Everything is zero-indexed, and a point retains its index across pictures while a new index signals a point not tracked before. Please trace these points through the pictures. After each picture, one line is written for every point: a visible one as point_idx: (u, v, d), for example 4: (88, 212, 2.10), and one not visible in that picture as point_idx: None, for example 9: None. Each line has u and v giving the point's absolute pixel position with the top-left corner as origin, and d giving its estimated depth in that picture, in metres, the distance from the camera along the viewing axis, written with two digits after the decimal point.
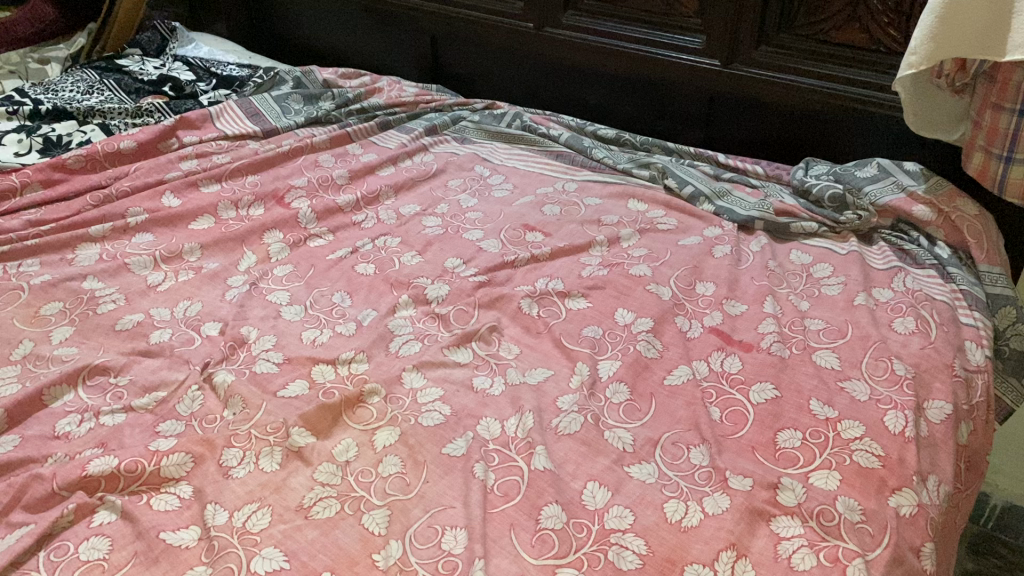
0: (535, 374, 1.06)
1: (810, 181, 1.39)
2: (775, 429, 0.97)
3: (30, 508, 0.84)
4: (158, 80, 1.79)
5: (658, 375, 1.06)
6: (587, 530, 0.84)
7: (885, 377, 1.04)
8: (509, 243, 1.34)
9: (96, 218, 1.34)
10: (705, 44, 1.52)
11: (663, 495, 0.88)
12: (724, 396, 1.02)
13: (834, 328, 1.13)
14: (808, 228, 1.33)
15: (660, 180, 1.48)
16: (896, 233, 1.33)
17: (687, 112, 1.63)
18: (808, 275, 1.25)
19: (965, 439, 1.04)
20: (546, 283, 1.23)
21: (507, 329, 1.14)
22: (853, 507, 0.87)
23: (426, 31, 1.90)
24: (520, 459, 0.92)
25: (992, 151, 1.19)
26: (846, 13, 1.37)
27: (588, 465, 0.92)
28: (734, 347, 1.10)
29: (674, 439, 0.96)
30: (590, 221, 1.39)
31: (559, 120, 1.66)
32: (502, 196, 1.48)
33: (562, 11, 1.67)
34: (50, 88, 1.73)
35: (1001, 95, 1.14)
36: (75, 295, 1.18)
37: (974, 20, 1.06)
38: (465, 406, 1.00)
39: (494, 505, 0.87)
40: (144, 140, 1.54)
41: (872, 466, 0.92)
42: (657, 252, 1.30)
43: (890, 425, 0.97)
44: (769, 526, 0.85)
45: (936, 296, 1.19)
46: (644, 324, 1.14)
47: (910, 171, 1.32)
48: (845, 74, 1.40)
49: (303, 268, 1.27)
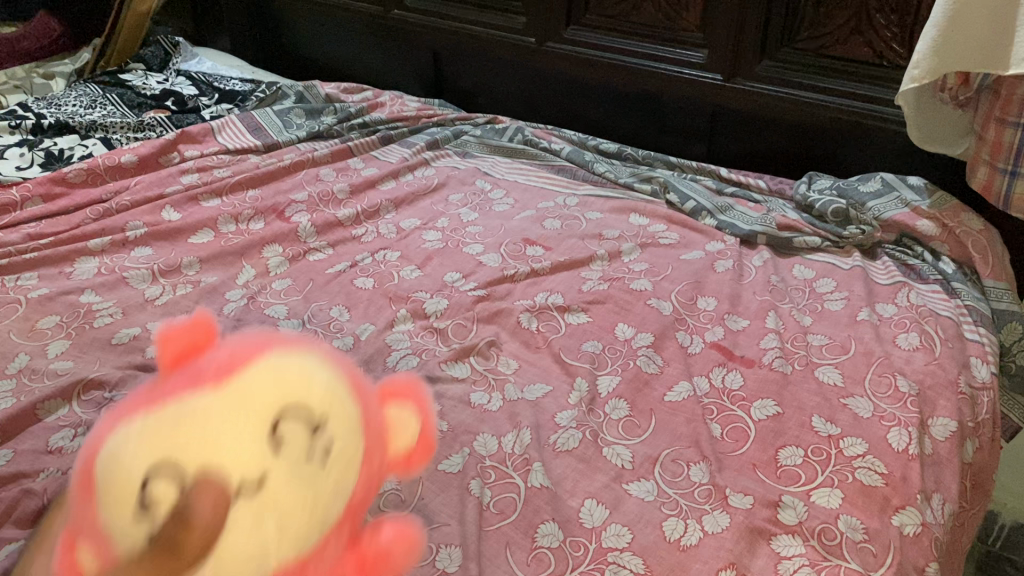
0: (533, 390, 1.05)
1: (813, 196, 1.38)
2: (776, 447, 0.95)
3: (21, 523, 0.84)
4: (161, 95, 1.80)
5: (658, 391, 1.04)
6: (584, 548, 0.83)
7: (889, 394, 1.02)
8: (508, 257, 1.33)
9: (96, 232, 1.34)
10: (707, 59, 1.52)
11: (662, 513, 0.87)
12: (725, 413, 1.01)
13: (837, 343, 1.12)
14: (811, 242, 1.32)
15: (662, 195, 1.47)
16: (900, 248, 1.31)
17: (689, 126, 1.62)
18: (812, 290, 1.24)
19: (971, 456, 1.02)
20: (546, 297, 1.22)
21: (506, 344, 1.13)
22: (855, 526, 0.86)
23: (429, 46, 1.89)
24: (518, 476, 0.91)
25: (996, 166, 1.18)
26: (849, 27, 1.36)
27: (585, 482, 0.91)
28: (736, 362, 1.09)
29: (674, 456, 0.94)
30: (591, 235, 1.38)
31: (562, 134, 1.66)
32: (502, 211, 1.47)
33: (564, 26, 1.67)
34: (53, 102, 1.73)
35: (1004, 109, 1.13)
36: (72, 308, 1.18)
37: (977, 33, 1.05)
38: (462, 422, 0.99)
39: (490, 522, 0.86)
40: (145, 154, 1.54)
41: (875, 484, 0.91)
42: (658, 267, 1.29)
43: (893, 442, 0.95)
44: (769, 545, 0.84)
45: (941, 312, 1.17)
46: (645, 339, 1.13)
47: (914, 186, 1.32)
48: (848, 89, 1.39)
49: (302, 282, 1.27)
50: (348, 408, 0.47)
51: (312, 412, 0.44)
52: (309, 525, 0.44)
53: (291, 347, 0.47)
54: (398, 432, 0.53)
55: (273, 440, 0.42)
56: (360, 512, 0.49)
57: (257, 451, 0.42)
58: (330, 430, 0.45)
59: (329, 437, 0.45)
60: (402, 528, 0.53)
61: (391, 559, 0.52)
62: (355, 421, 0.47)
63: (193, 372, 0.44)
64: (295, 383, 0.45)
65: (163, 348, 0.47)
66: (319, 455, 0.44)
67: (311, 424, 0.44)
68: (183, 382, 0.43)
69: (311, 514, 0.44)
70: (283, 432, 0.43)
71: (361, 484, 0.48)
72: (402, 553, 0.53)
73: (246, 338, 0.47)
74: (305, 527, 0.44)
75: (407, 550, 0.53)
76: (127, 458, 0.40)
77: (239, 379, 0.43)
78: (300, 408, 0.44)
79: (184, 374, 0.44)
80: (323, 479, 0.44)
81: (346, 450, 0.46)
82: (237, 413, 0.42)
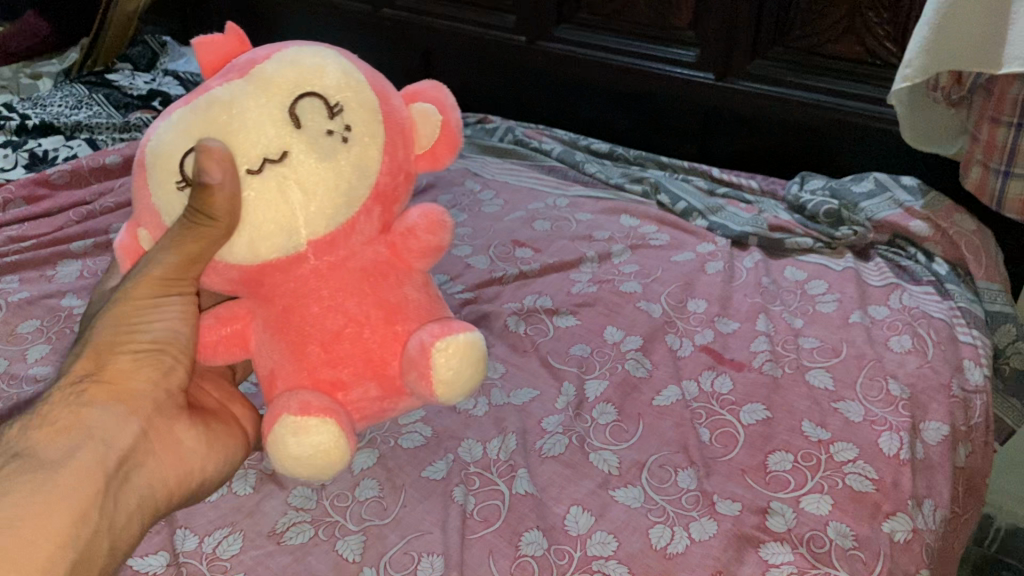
0: (519, 394, 1.03)
1: (805, 197, 1.36)
2: (766, 452, 0.94)
3: None
4: (147, 95, 1.78)
5: (646, 396, 1.03)
6: (569, 557, 0.82)
7: (881, 398, 1.01)
8: (497, 259, 1.31)
9: (79, 235, 1.33)
10: (699, 57, 1.51)
11: (648, 520, 0.85)
12: (715, 417, 0.99)
13: (829, 346, 1.10)
14: (802, 244, 1.30)
15: (653, 196, 1.46)
16: (893, 249, 1.30)
17: (680, 126, 1.60)
18: (803, 292, 1.22)
19: (963, 461, 1.01)
20: (534, 299, 1.20)
21: (493, 348, 1.12)
22: (845, 533, 0.85)
23: (419, 46, 1.87)
24: (502, 482, 0.90)
25: (990, 166, 1.16)
26: (841, 26, 1.35)
27: (571, 489, 0.89)
28: (726, 366, 1.07)
29: (661, 461, 0.93)
30: (581, 236, 1.36)
31: (552, 134, 1.64)
32: (492, 212, 1.46)
33: (555, 25, 1.65)
34: (38, 103, 1.72)
35: (997, 109, 1.11)
36: (53, 313, 1.16)
37: (969, 31, 1.03)
38: (447, 427, 0.98)
39: (473, 530, 0.84)
40: (130, 155, 1.51)
41: (866, 490, 0.89)
42: (648, 268, 1.27)
43: (885, 447, 0.94)
44: (757, 552, 0.83)
45: (934, 314, 1.16)
46: (633, 342, 1.11)
47: (907, 186, 1.31)
48: (842, 88, 1.39)
49: None
50: (363, 96, 0.60)
51: (325, 99, 0.58)
52: (336, 191, 0.58)
53: (311, 50, 0.61)
54: (424, 125, 0.64)
55: (292, 121, 0.57)
56: (393, 201, 0.62)
57: (276, 129, 0.56)
58: (346, 113, 0.58)
59: (348, 120, 0.58)
60: (434, 211, 0.64)
61: (426, 241, 0.63)
62: (372, 108, 0.60)
63: (228, 73, 0.59)
64: (307, 74, 0.58)
65: (216, 58, 0.63)
66: (337, 133, 0.58)
67: (328, 107, 0.58)
68: (221, 80, 0.59)
69: (334, 183, 0.57)
70: (299, 113, 0.57)
71: (387, 168, 0.61)
72: (436, 234, 0.63)
73: (274, 48, 0.61)
74: (331, 196, 0.58)
75: (440, 231, 0.64)
76: (174, 139, 0.56)
77: (264, 76, 0.58)
78: (313, 95, 0.58)
79: (221, 73, 0.60)
80: (340, 154, 0.57)
81: (364, 131, 0.59)
82: (258, 99, 0.56)
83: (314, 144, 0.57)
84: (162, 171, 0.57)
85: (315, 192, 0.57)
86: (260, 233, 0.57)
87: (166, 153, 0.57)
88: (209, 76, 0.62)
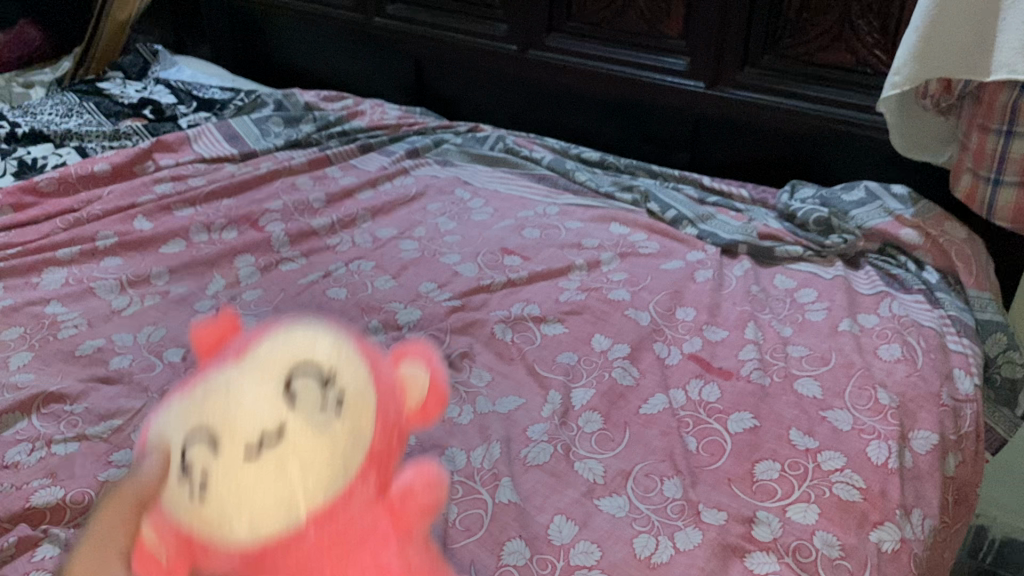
0: (505, 403, 1.02)
1: (795, 205, 1.36)
2: (752, 460, 0.93)
3: None
4: (138, 103, 1.78)
5: (633, 404, 1.02)
6: (551, 567, 0.81)
7: (869, 406, 1.00)
8: (485, 267, 1.31)
9: (64, 242, 1.33)
10: (690, 66, 1.51)
11: (632, 530, 0.84)
12: (702, 425, 0.98)
13: (818, 354, 1.09)
14: (792, 252, 1.30)
15: (643, 205, 1.45)
16: (883, 257, 1.29)
17: (672, 134, 1.59)
18: (793, 300, 1.21)
19: (953, 470, 1.00)
20: (522, 307, 1.20)
21: (479, 355, 1.11)
22: (832, 543, 0.84)
23: (411, 55, 1.87)
24: (486, 491, 0.89)
25: (980, 174, 1.16)
26: (831, 34, 1.36)
27: (555, 498, 0.88)
28: (713, 374, 1.06)
29: (647, 470, 0.92)
30: (570, 244, 1.35)
31: (544, 142, 1.64)
32: (481, 219, 1.45)
33: (547, 34, 1.66)
34: (29, 111, 1.72)
35: (987, 115, 1.11)
36: (36, 320, 1.16)
37: (956, 40, 1.03)
38: (431, 436, 0.97)
39: (456, 540, 0.83)
40: (119, 162, 1.52)
41: (853, 499, 0.88)
42: (637, 277, 1.27)
43: (873, 456, 0.93)
44: (742, 562, 0.82)
45: (924, 322, 1.15)
46: (621, 350, 1.11)
47: (897, 195, 1.31)
48: (831, 95, 1.39)
49: (272, 292, 1.24)
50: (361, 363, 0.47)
51: (318, 364, 0.45)
52: (334, 466, 0.43)
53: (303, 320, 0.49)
54: (412, 388, 0.50)
55: (282, 394, 0.44)
56: (388, 464, 0.47)
57: (265, 404, 0.43)
58: (341, 378, 0.45)
59: (343, 384, 0.45)
60: (430, 470, 0.49)
61: (426, 501, 0.48)
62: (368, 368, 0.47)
63: (219, 359, 0.47)
64: (296, 340, 0.46)
65: (202, 350, 0.51)
66: (333, 398, 0.44)
67: (321, 375, 0.45)
68: (211, 367, 0.47)
69: (334, 460, 0.43)
70: (290, 386, 0.44)
71: (385, 430, 0.46)
72: (437, 492, 0.48)
73: (264, 325, 0.49)
74: (333, 470, 0.43)
75: (440, 489, 0.49)
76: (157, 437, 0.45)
77: (255, 354, 0.46)
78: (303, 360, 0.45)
79: (206, 360, 0.48)
80: (339, 421, 0.44)
81: (362, 392, 0.45)
82: (250, 380, 0.44)
83: (309, 413, 0.43)
84: (149, 473, 0.44)
85: (316, 470, 0.43)
86: (255, 529, 0.42)
87: (155, 453, 0.45)
88: (197, 364, 0.50)
